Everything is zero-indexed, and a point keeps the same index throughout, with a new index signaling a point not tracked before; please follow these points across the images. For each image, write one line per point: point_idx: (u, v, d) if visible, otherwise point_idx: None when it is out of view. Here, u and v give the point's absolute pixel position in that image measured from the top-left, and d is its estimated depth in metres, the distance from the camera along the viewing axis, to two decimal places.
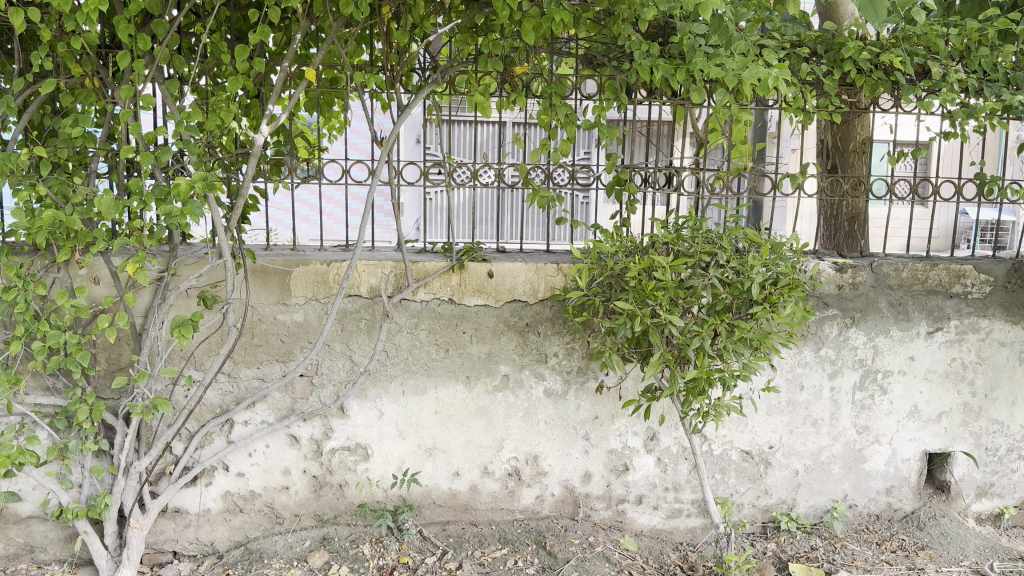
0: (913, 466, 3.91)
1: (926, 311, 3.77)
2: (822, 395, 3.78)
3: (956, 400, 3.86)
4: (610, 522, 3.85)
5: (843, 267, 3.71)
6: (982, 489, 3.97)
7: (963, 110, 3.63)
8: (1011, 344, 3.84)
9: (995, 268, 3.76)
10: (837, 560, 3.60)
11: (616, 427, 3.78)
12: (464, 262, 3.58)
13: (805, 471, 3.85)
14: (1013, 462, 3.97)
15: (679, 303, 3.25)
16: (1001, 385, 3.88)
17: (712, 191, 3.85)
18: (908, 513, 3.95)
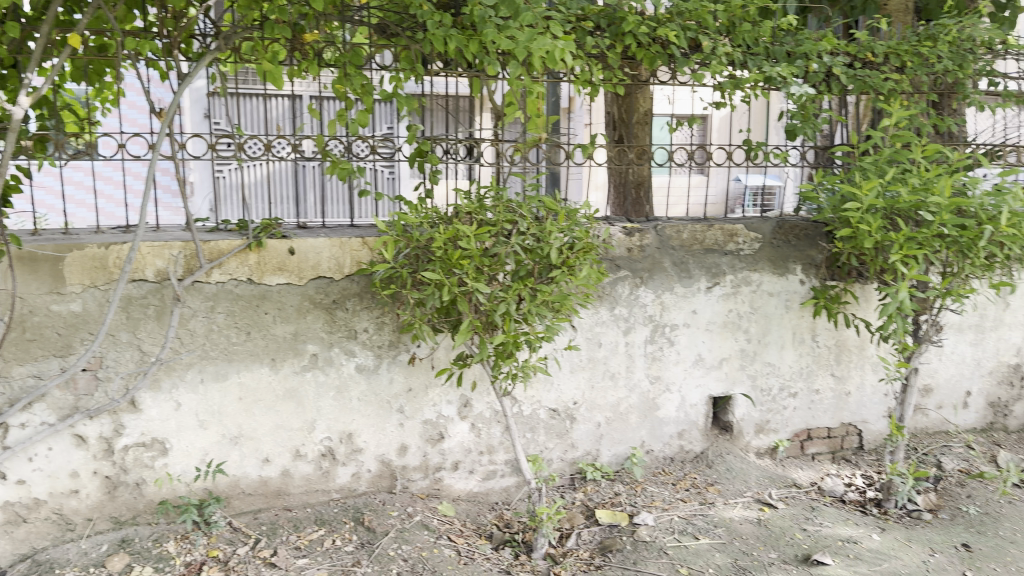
0: (700, 410, 4.26)
1: (705, 268, 4.10)
2: (619, 349, 4.01)
3: (734, 347, 4.23)
4: (428, 491, 3.89)
5: (631, 231, 3.95)
6: (760, 425, 4.38)
7: (730, 81, 3.96)
8: (778, 294, 4.25)
9: (762, 226, 4.18)
10: (639, 503, 3.88)
11: (430, 398, 3.82)
12: (261, 240, 3.46)
13: (607, 424, 4.08)
14: (785, 399, 4.40)
15: (484, 270, 3.30)
16: (772, 331, 4.28)
17: (510, 162, 3.95)
18: (698, 454, 4.29)
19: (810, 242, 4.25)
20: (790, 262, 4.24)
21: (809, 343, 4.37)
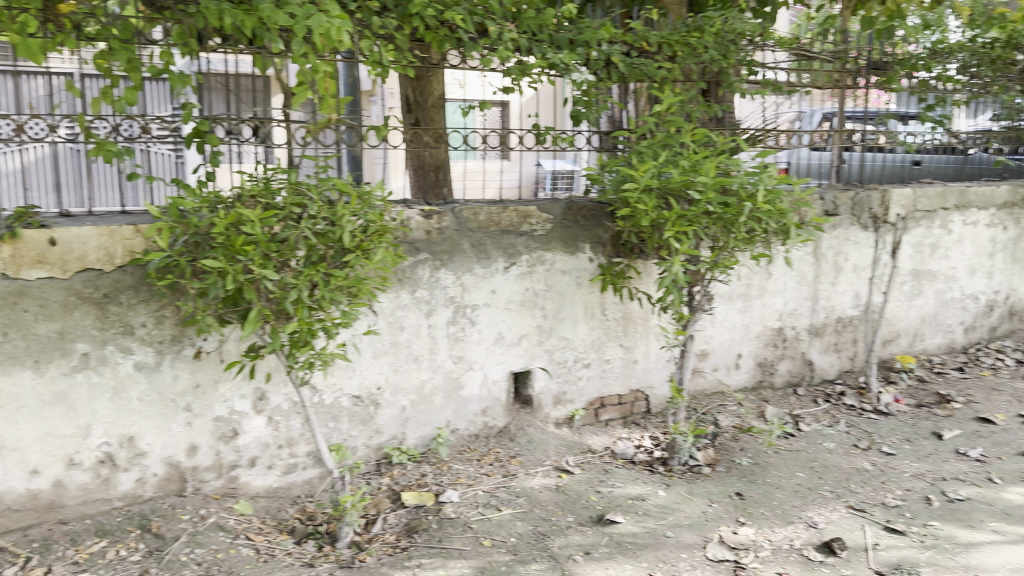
0: (501, 386, 4.37)
1: (501, 248, 4.20)
2: (421, 332, 4.02)
3: (532, 323, 4.37)
4: (222, 491, 3.70)
5: (429, 214, 3.99)
6: (558, 397, 4.56)
7: (518, 67, 4.10)
8: (570, 272, 4.43)
9: (553, 208, 4.34)
10: (444, 481, 3.93)
11: (221, 393, 3.62)
12: (15, 230, 3.17)
13: (411, 407, 4.09)
14: (580, 370, 4.60)
15: (272, 257, 3.14)
16: (565, 307, 4.46)
17: (300, 144, 3.82)
18: (501, 428, 4.41)
19: (596, 222, 4.45)
20: (580, 241, 4.42)
21: (599, 317, 4.58)
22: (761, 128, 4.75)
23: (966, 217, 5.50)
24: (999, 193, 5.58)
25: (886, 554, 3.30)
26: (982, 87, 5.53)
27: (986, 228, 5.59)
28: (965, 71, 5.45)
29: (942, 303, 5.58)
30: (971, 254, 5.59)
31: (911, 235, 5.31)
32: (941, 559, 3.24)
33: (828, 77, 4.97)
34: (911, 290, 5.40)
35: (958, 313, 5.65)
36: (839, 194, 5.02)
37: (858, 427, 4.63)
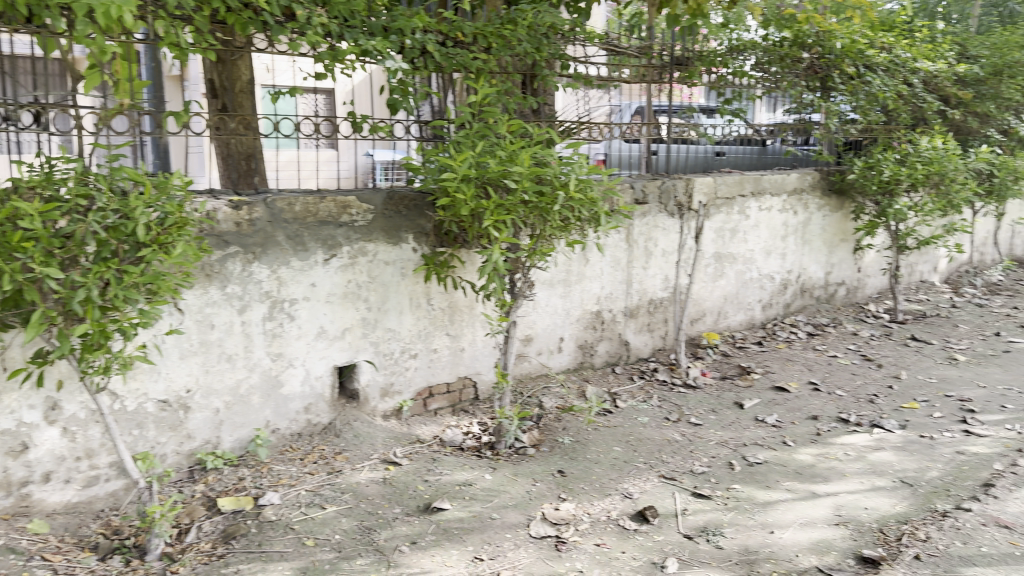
0: (325, 382, 3.89)
1: (320, 241, 3.74)
2: (233, 330, 3.52)
3: (355, 316, 3.90)
4: (13, 511, 3.22)
5: (238, 205, 3.49)
6: (385, 389, 4.09)
7: (328, 53, 3.82)
8: (395, 263, 3.98)
9: (373, 198, 3.88)
10: (264, 484, 3.50)
11: (5, 403, 3.14)
12: None
13: (224, 408, 3.57)
14: (407, 361, 4.13)
15: (56, 254, 2.88)
16: (390, 298, 4.00)
17: (90, 132, 3.42)
18: (325, 425, 3.93)
19: (418, 212, 4.03)
20: (402, 232, 3.98)
21: (425, 306, 4.14)
22: (574, 120, 4.76)
23: (761, 203, 5.73)
24: (790, 180, 5.88)
25: (693, 519, 3.36)
26: (772, 81, 5.76)
27: (778, 212, 5.85)
28: (758, 67, 5.67)
29: (743, 283, 5.75)
30: (767, 237, 5.82)
31: (713, 220, 5.46)
32: (742, 519, 3.35)
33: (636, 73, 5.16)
34: (714, 271, 5.53)
35: (757, 291, 5.86)
36: (649, 183, 5.02)
37: (669, 401, 4.69)
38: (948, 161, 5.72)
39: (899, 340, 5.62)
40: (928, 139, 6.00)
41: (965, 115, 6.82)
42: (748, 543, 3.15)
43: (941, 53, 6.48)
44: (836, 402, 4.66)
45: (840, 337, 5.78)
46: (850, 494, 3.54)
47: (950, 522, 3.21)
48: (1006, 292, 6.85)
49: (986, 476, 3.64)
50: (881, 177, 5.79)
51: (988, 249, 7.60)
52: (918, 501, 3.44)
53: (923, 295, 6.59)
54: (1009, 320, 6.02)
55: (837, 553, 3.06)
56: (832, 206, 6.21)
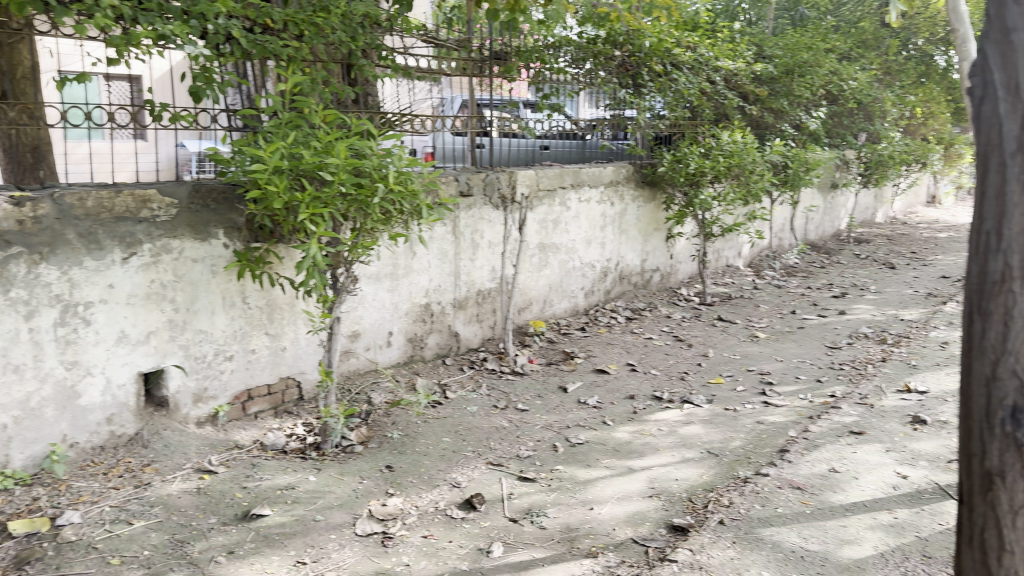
0: (129, 390, 3.55)
1: (117, 237, 3.41)
2: (19, 339, 3.13)
3: (160, 318, 3.60)
4: None
5: (20, 201, 3.12)
6: (198, 395, 3.81)
7: (121, 38, 3.39)
8: (203, 260, 3.72)
9: (177, 191, 3.61)
10: (62, 503, 3.15)
11: None
12: None
13: (12, 425, 3.16)
14: (221, 364, 3.88)
15: None
16: (200, 298, 3.73)
17: None
18: (131, 437, 3.60)
19: (229, 206, 3.79)
20: (211, 227, 3.73)
21: (240, 306, 3.90)
22: (399, 113, 4.60)
23: (580, 195, 5.72)
24: (607, 173, 5.92)
25: (519, 503, 3.31)
26: (589, 78, 5.90)
27: (596, 204, 5.88)
28: (574, 64, 5.77)
29: (566, 272, 5.68)
30: (586, 228, 5.82)
31: (536, 212, 5.34)
32: (564, 498, 3.35)
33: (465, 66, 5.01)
34: (539, 262, 5.41)
35: (579, 280, 5.82)
36: (472, 175, 4.81)
37: (497, 389, 4.49)
38: (747, 154, 6.20)
39: (707, 321, 5.93)
40: (729, 133, 6.41)
41: (763, 111, 7.33)
42: (569, 521, 3.16)
43: (740, 53, 6.96)
44: (651, 381, 4.77)
45: (654, 320, 5.95)
46: (663, 467, 3.65)
47: (750, 486, 3.37)
48: (798, 275, 7.51)
49: (783, 442, 3.85)
50: (688, 170, 6.04)
51: (785, 235, 8.26)
52: (723, 470, 3.61)
53: (728, 278, 7.07)
54: (802, 300, 6.59)
55: (650, 524, 3.16)
56: (645, 197, 6.36)
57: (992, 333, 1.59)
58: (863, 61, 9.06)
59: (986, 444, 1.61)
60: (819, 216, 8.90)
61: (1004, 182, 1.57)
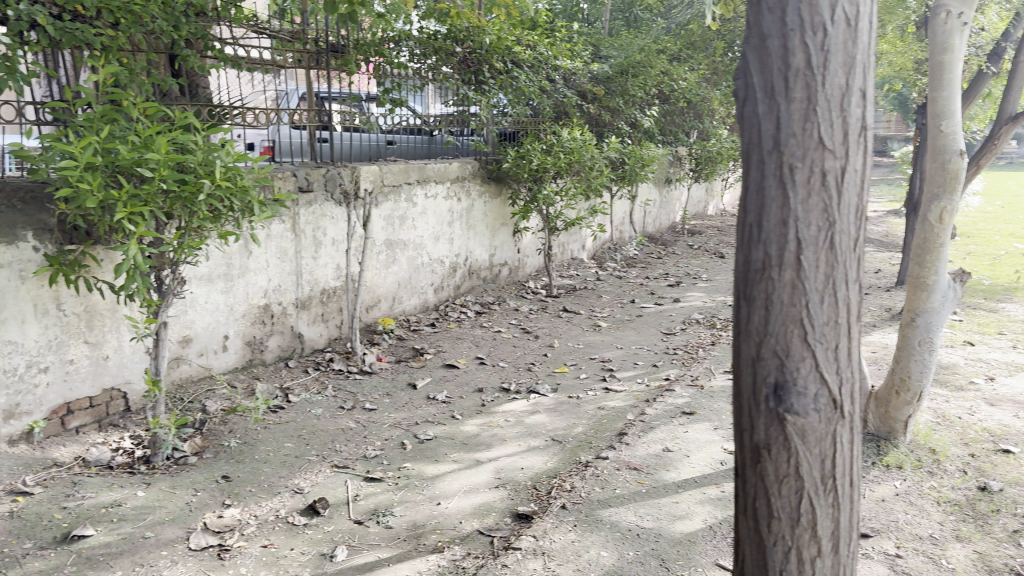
0: None
1: None
2: None
3: None
4: None
5: None
6: (9, 411, 3.50)
7: None
8: (9, 265, 3.42)
9: None
10: None
11: None
12: None
13: None
14: (36, 377, 3.58)
15: None
16: (7, 306, 3.43)
17: None
18: None
19: (39, 206, 3.50)
20: (18, 229, 3.44)
21: (54, 313, 3.61)
22: (229, 104, 4.38)
23: (426, 191, 5.72)
24: (452, 169, 5.94)
25: (365, 503, 3.27)
26: (431, 74, 5.77)
27: (443, 200, 5.89)
28: (413, 58, 5.60)
29: (414, 268, 5.64)
30: (434, 224, 5.83)
31: (381, 208, 5.29)
32: (411, 496, 3.33)
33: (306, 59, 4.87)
34: (385, 258, 5.35)
35: (428, 275, 5.79)
36: (311, 171, 4.70)
37: (343, 390, 4.40)
38: (586, 151, 6.40)
39: (553, 313, 6.07)
40: (568, 131, 6.61)
41: (601, 109, 7.56)
42: (415, 518, 3.14)
43: (577, 53, 7.22)
44: (499, 372, 4.80)
45: (503, 313, 5.99)
46: (509, 457, 3.67)
47: (592, 470, 3.45)
48: (638, 266, 7.86)
49: (621, 426, 4.01)
50: (531, 166, 6.16)
51: (626, 228, 8.60)
52: (566, 456, 3.68)
53: (573, 270, 7.29)
54: (641, 289, 6.90)
55: (496, 514, 3.16)
56: (491, 193, 6.44)
57: (755, 313, 1.39)
58: (692, 61, 9.56)
59: (752, 425, 1.41)
60: (656, 210, 9.34)
61: (764, 149, 1.36)
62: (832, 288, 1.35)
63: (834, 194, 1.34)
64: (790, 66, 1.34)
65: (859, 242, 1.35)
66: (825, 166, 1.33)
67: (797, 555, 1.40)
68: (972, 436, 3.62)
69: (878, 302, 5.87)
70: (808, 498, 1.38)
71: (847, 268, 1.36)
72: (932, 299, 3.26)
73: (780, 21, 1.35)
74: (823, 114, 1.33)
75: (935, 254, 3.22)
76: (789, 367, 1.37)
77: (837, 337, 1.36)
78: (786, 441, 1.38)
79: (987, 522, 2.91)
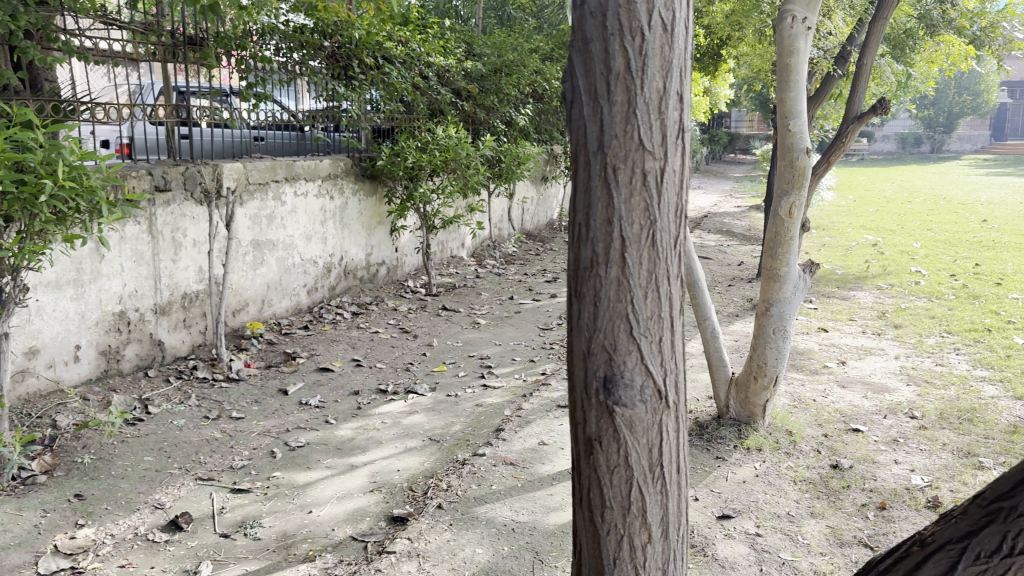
0: None
1: None
2: None
3: None
4: None
5: None
6: None
7: None
8: None
9: None
10: None
11: None
12: None
13: None
14: None
15: None
16: None
17: None
18: None
19: None
20: None
21: None
22: (75, 98, 4.10)
23: (296, 189, 5.57)
24: (322, 165, 5.83)
25: (232, 516, 3.14)
26: (298, 68, 5.62)
27: (314, 198, 5.76)
28: (279, 52, 5.44)
29: (284, 270, 5.47)
30: (304, 223, 5.68)
31: (247, 207, 5.11)
32: (281, 505, 3.22)
33: (161, 52, 4.58)
34: (253, 259, 5.18)
35: (300, 276, 5.63)
36: (168, 168, 4.49)
37: (209, 399, 4.22)
38: (461, 148, 6.36)
39: (432, 312, 6.03)
40: (442, 128, 6.58)
41: (475, 107, 7.56)
42: (285, 528, 3.04)
43: (450, 50, 7.21)
44: (376, 374, 4.72)
45: (381, 313, 5.89)
46: (384, 459, 3.62)
47: (468, 468, 3.42)
48: (517, 263, 7.94)
49: (498, 422, 4.02)
50: (406, 163, 6.09)
51: (505, 226, 8.66)
52: (442, 455, 3.65)
53: (452, 269, 7.28)
54: (519, 286, 6.96)
55: (370, 518, 3.10)
56: (366, 191, 6.35)
57: (584, 309, 1.42)
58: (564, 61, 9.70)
59: (584, 418, 1.45)
60: (533, 207, 9.46)
61: (589, 152, 1.37)
62: (655, 284, 1.39)
63: (655, 194, 1.36)
64: (611, 70, 1.34)
65: (679, 240, 1.40)
66: (645, 168, 1.35)
67: (628, 540, 1.45)
68: (826, 417, 3.84)
69: (742, 293, 6.14)
70: (638, 487, 1.43)
71: (668, 266, 1.40)
72: (783, 289, 3.45)
73: (601, 25, 1.34)
74: (643, 117, 1.34)
75: (786, 246, 3.40)
76: (617, 361, 1.40)
77: (660, 331, 1.41)
78: (616, 432, 1.42)
79: (839, 497, 3.08)
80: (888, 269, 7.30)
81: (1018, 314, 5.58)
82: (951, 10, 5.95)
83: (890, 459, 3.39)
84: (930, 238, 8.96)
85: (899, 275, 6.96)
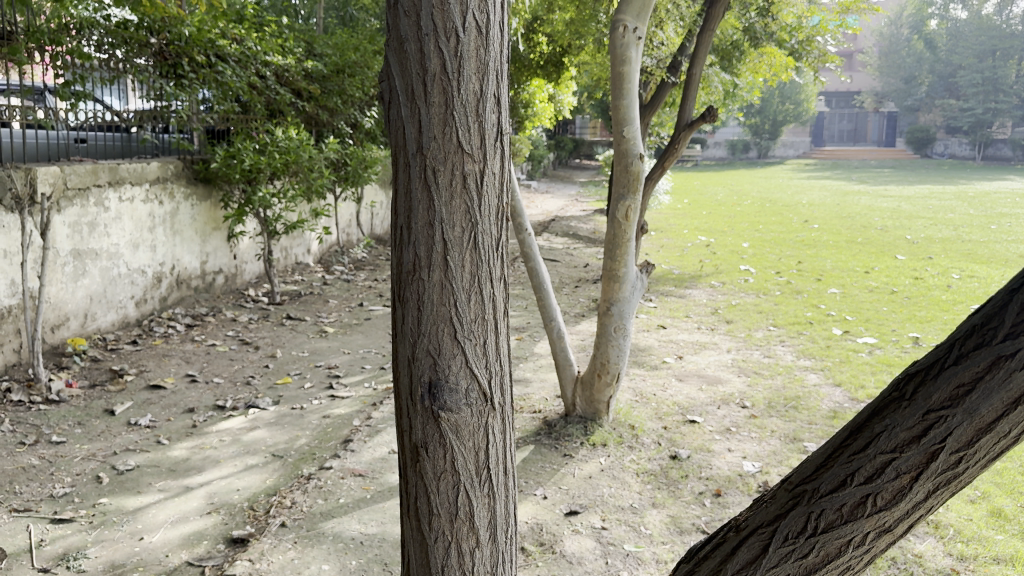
0: None
1: None
2: None
3: None
4: None
5: None
6: None
7: None
8: None
9: None
10: None
11: None
12: None
13: None
14: None
15: None
16: None
17: None
18: None
19: None
20: None
21: None
22: None
23: (120, 194, 5.22)
24: (150, 168, 5.50)
25: (51, 549, 2.88)
26: (123, 65, 5.29)
27: (141, 203, 5.42)
28: (100, 48, 5.10)
29: (108, 281, 5.11)
30: (131, 229, 5.33)
31: (65, 214, 4.74)
32: (108, 534, 2.99)
33: None
34: (73, 270, 4.80)
35: (127, 287, 5.27)
36: None
37: (23, 423, 3.86)
38: (302, 151, 6.20)
39: (275, 321, 5.82)
40: (282, 130, 6.37)
41: (317, 108, 7.38)
42: (113, 558, 2.82)
43: (289, 49, 6.99)
44: (213, 390, 4.48)
45: (219, 325, 5.61)
46: (222, 479, 3.44)
47: (313, 483, 3.32)
48: (366, 268, 7.81)
49: (347, 432, 3.91)
50: (243, 166, 5.85)
51: (352, 230, 8.51)
52: (286, 471, 3.52)
53: (297, 275, 7.06)
54: (369, 292, 6.86)
55: (207, 542, 2.94)
56: (199, 195, 6.05)
57: (408, 313, 1.41)
58: None
59: (409, 423, 1.43)
60: (382, 211, 9.37)
61: (408, 154, 1.36)
62: (477, 286, 1.40)
63: (475, 197, 1.37)
64: (426, 71, 1.33)
65: (499, 243, 1.41)
66: (465, 170, 1.35)
67: (456, 547, 1.44)
68: (665, 410, 4.01)
69: (587, 294, 6.33)
70: (464, 491, 1.42)
71: (489, 269, 1.42)
72: (622, 289, 3.59)
73: (415, 25, 1.33)
74: (460, 119, 1.34)
75: (623, 248, 3.53)
76: (441, 365, 1.40)
77: (483, 333, 1.42)
78: (441, 437, 1.41)
79: (678, 486, 3.22)
80: (720, 268, 7.75)
81: (834, 307, 6.07)
82: (772, 23, 6.32)
83: (724, 447, 3.58)
84: (757, 238, 9.59)
85: (730, 274, 7.40)
